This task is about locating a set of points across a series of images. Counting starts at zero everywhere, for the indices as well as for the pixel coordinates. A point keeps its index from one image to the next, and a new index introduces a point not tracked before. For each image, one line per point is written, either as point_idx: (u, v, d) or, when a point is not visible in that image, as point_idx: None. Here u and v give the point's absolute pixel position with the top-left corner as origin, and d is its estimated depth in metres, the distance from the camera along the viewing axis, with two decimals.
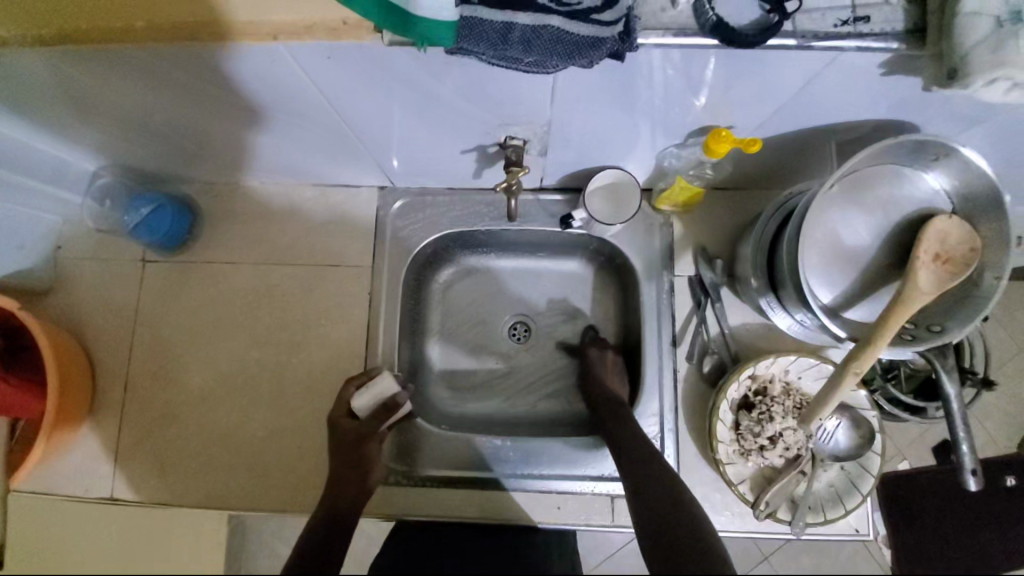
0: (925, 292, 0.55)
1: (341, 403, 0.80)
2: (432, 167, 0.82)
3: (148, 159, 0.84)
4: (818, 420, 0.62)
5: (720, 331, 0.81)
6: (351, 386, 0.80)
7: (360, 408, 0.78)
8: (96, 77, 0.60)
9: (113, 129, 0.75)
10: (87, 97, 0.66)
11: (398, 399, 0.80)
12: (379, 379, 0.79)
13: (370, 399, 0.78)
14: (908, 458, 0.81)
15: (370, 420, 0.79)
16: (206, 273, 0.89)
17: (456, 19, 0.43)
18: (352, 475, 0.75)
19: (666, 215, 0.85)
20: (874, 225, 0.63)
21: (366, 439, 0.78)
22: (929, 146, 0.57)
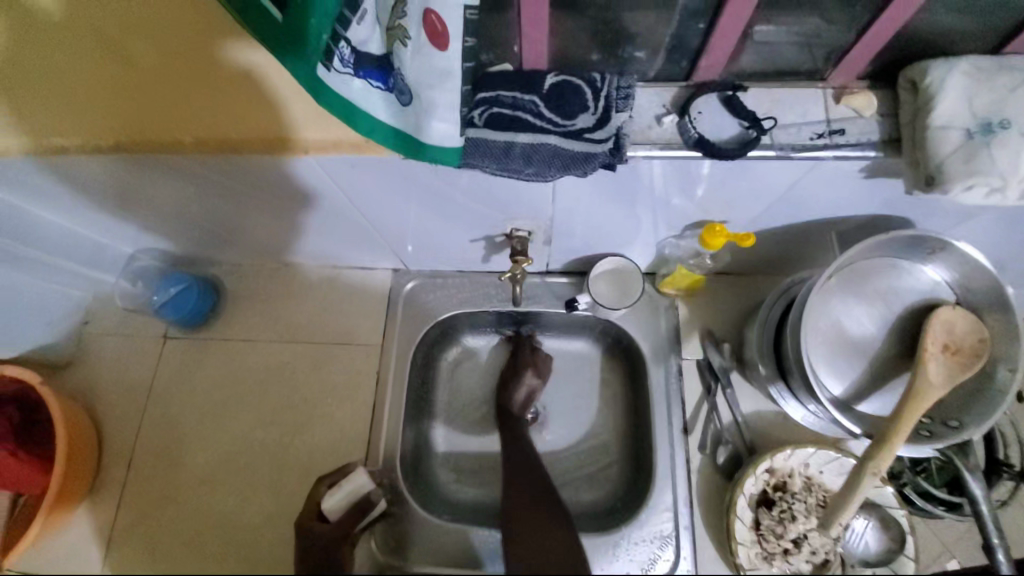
0: (938, 386, 0.54)
1: (312, 505, 0.77)
2: (442, 253, 0.87)
3: (179, 244, 0.91)
4: (839, 523, 0.58)
5: (732, 419, 0.79)
6: (323, 484, 0.78)
7: (332, 509, 0.76)
8: (143, 177, 0.67)
9: (152, 219, 0.82)
10: (134, 193, 0.73)
11: (372, 497, 0.77)
12: (354, 474, 0.78)
13: (344, 496, 0.76)
14: (957, 555, 0.71)
15: (343, 521, 0.75)
16: (222, 351, 0.92)
17: (462, 145, 0.49)
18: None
19: (671, 299, 0.86)
20: (878, 316, 0.62)
21: (340, 542, 0.74)
22: (924, 241, 0.58)
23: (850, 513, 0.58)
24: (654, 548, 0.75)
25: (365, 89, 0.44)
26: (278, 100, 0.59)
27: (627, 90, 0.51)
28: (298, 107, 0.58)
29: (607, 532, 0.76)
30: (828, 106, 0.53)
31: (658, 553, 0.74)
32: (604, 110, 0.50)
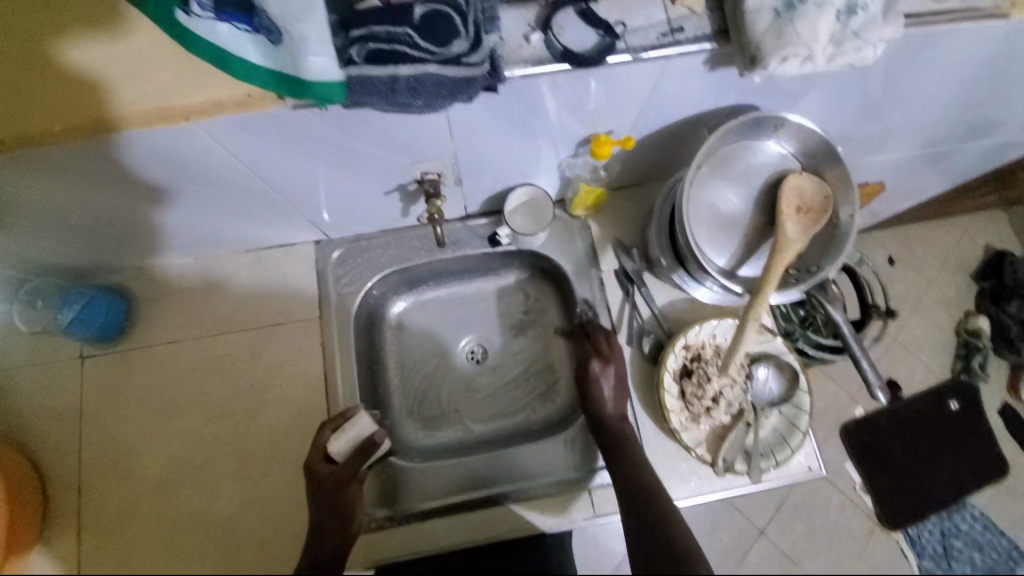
0: (793, 240, 0.66)
1: (317, 449, 0.80)
2: (358, 212, 0.88)
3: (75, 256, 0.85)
4: (736, 355, 0.73)
5: (651, 313, 0.89)
6: (327, 430, 0.81)
7: (338, 452, 0.79)
8: (13, 179, 0.62)
9: (36, 231, 0.76)
10: (8, 203, 0.67)
11: (375, 440, 0.81)
12: (357, 420, 0.80)
13: (349, 439, 0.79)
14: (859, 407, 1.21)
15: (350, 462, 0.80)
16: (149, 358, 0.89)
17: (341, 79, 0.51)
18: (332, 520, 0.78)
19: (583, 220, 0.95)
20: (744, 193, 0.73)
21: (347, 481, 0.79)
22: (765, 120, 0.68)
23: (743, 349, 0.73)
24: None
25: (232, 32, 0.50)
26: (144, 73, 0.57)
27: (491, 12, 0.54)
28: (168, 75, 0.57)
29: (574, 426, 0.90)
30: (667, 8, 0.59)
31: None
32: (476, 34, 0.52)
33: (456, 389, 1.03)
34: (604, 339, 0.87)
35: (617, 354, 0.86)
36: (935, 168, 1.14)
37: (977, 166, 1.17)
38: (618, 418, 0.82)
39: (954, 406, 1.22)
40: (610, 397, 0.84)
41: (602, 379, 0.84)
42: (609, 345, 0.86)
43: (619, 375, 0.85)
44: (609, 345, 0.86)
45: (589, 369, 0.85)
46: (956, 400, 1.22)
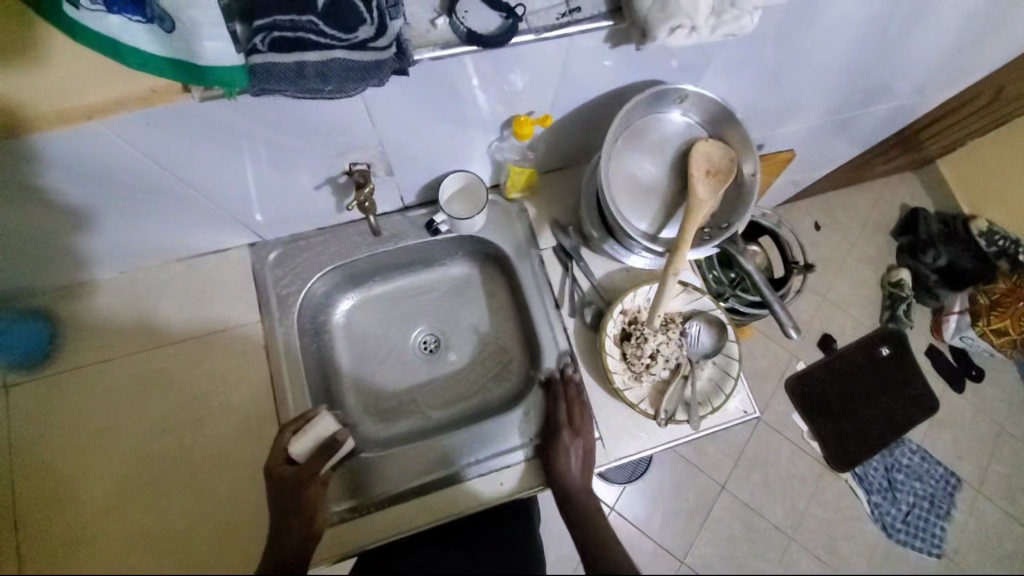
0: (703, 200, 0.72)
1: (277, 452, 0.80)
2: (289, 208, 0.88)
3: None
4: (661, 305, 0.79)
5: (590, 285, 0.94)
6: (287, 432, 0.81)
7: (300, 453, 0.79)
8: None
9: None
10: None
11: (338, 437, 0.82)
12: (319, 420, 0.80)
13: (311, 439, 0.79)
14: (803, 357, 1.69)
15: (313, 462, 0.80)
16: (79, 378, 0.85)
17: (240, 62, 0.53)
18: (294, 521, 0.76)
19: (519, 203, 0.98)
20: (658, 162, 0.78)
21: (307, 482, 0.78)
22: (668, 92, 0.73)
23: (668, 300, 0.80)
24: None
25: (124, 23, 0.52)
26: (38, 75, 0.56)
27: None
28: (66, 75, 0.56)
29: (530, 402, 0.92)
30: None
31: None
32: (380, 19, 0.53)
33: (413, 380, 1.04)
34: (576, 401, 0.86)
35: (587, 427, 0.85)
36: (841, 134, 1.24)
37: (880, 130, 1.28)
38: (583, 489, 0.81)
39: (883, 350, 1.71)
40: (578, 471, 0.82)
41: (569, 452, 0.82)
42: (582, 417, 0.85)
43: (587, 446, 0.83)
44: (579, 411, 0.85)
45: (558, 440, 0.83)
46: (884, 345, 1.70)
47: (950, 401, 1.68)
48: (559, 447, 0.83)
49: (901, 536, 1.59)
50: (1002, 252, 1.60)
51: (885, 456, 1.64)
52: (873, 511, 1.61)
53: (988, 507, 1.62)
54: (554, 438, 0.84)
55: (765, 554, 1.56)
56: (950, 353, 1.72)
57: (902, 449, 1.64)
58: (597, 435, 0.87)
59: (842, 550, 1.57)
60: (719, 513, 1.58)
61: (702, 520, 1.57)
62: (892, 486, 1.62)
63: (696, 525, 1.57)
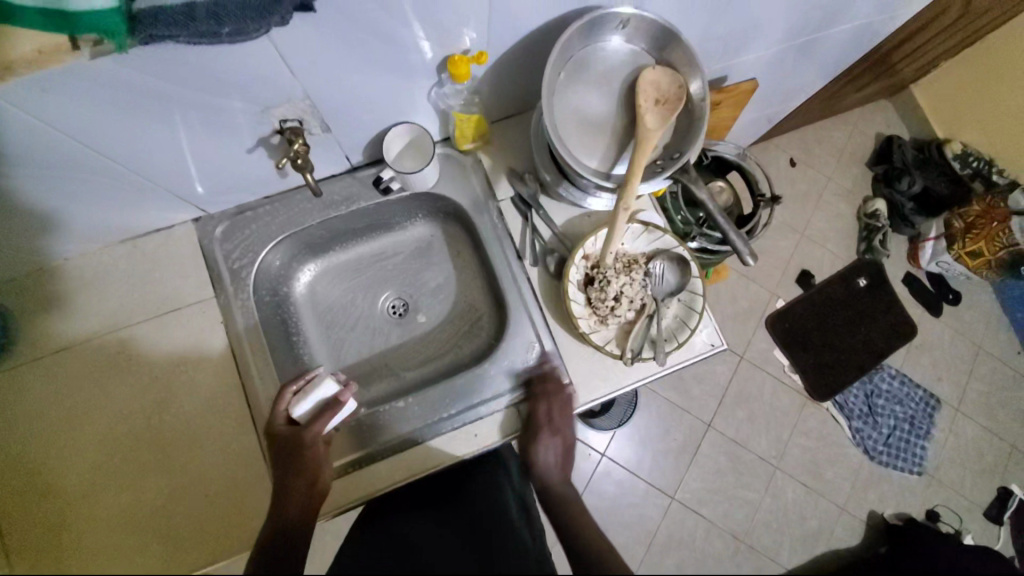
0: (654, 130, 0.69)
1: (279, 412, 0.82)
2: (227, 178, 0.84)
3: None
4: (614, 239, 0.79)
5: (550, 232, 0.92)
6: (288, 393, 0.83)
7: (300, 413, 0.82)
8: None
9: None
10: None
11: (339, 398, 0.84)
12: (320, 381, 0.83)
13: (310, 400, 0.82)
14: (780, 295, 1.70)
15: (311, 420, 0.82)
16: (33, 371, 0.83)
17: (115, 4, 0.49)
18: (296, 480, 0.77)
19: (473, 154, 0.95)
20: (605, 94, 0.74)
21: (305, 442, 0.80)
22: (608, 16, 0.69)
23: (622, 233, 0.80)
24: (525, 354, 0.90)
25: None
26: None
27: None
28: None
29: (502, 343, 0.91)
30: None
31: (527, 357, 0.90)
32: None
33: (383, 346, 1.04)
34: (552, 399, 0.85)
35: (566, 424, 0.86)
36: (807, 60, 1.19)
37: (845, 54, 1.24)
38: (562, 482, 0.87)
39: (859, 281, 1.73)
40: (554, 464, 0.87)
41: (545, 449, 0.86)
42: (561, 413, 0.85)
43: (565, 444, 0.86)
44: (559, 411, 0.85)
45: (538, 436, 0.85)
46: (858, 276, 1.72)
47: (925, 325, 1.72)
48: (538, 441, 0.85)
49: (883, 457, 1.65)
50: (976, 173, 1.59)
51: (864, 383, 1.69)
52: (854, 435, 1.66)
53: (963, 422, 1.68)
54: (534, 433, 0.85)
55: (752, 485, 1.61)
56: (926, 278, 1.74)
57: (882, 374, 1.69)
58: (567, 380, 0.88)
59: (826, 474, 1.63)
60: (706, 450, 1.62)
61: (690, 458, 1.61)
62: (873, 411, 1.67)
63: (684, 464, 1.61)
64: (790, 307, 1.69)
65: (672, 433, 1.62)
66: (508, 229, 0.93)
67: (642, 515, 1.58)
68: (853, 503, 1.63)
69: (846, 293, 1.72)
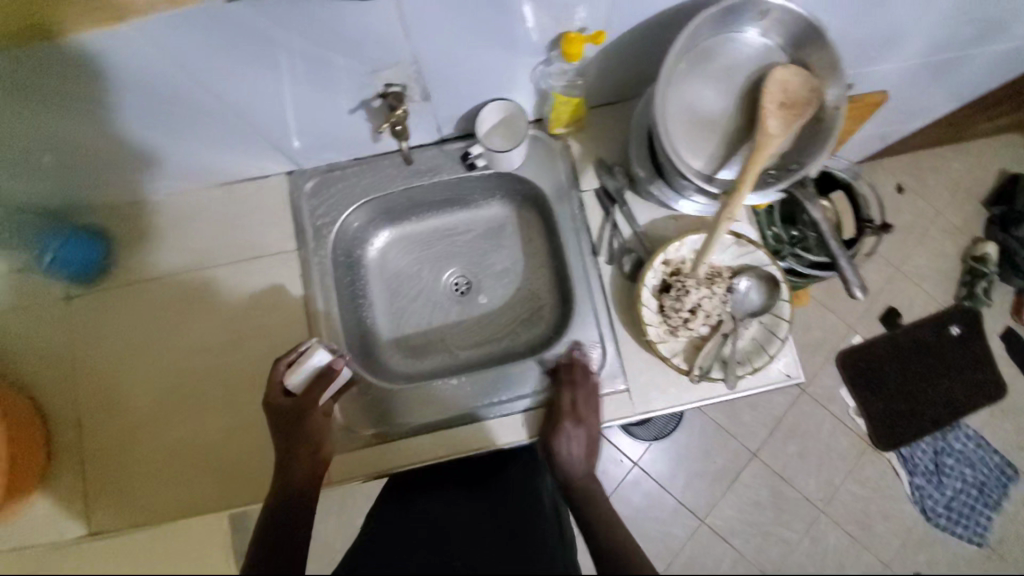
0: (776, 136, 0.63)
1: (275, 383, 0.81)
2: (321, 136, 0.86)
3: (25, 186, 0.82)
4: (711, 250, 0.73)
5: (632, 231, 0.88)
6: (281, 364, 0.82)
7: (296, 384, 0.81)
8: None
9: (8, 166, 0.76)
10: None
11: (334, 367, 0.82)
12: (310, 352, 0.81)
13: (304, 372, 0.81)
14: (857, 330, 1.56)
15: (307, 393, 0.81)
16: (130, 294, 0.90)
17: None
18: (302, 449, 0.80)
19: (563, 139, 0.92)
20: (726, 91, 0.69)
21: (306, 412, 0.81)
22: (746, 6, 0.64)
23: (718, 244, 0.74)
24: (585, 353, 0.87)
25: None
26: None
27: None
28: None
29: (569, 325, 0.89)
30: None
31: (588, 357, 0.87)
32: None
33: (441, 320, 1.04)
34: (574, 386, 0.83)
35: (591, 415, 0.82)
36: (951, 78, 1.06)
37: (996, 75, 1.09)
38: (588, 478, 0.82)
39: (954, 328, 1.55)
40: (579, 458, 0.81)
41: (571, 440, 0.81)
42: (585, 405, 0.82)
43: (591, 439, 0.82)
44: (585, 399, 0.82)
45: (561, 428, 0.81)
46: (953, 323, 1.55)
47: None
48: (561, 432, 0.81)
49: (941, 520, 1.50)
50: None
51: (935, 438, 1.53)
52: (913, 492, 1.51)
53: None
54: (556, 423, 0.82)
55: (791, 524, 1.52)
56: None
57: (957, 432, 1.53)
58: (624, 387, 0.85)
59: (875, 527, 1.51)
60: (747, 478, 1.53)
61: (727, 483, 1.54)
62: (940, 469, 1.52)
63: (721, 488, 1.53)
64: (869, 343, 1.55)
65: (712, 454, 1.55)
66: (588, 221, 0.90)
67: (666, 530, 1.53)
68: (899, 563, 1.50)
69: (935, 338, 1.55)
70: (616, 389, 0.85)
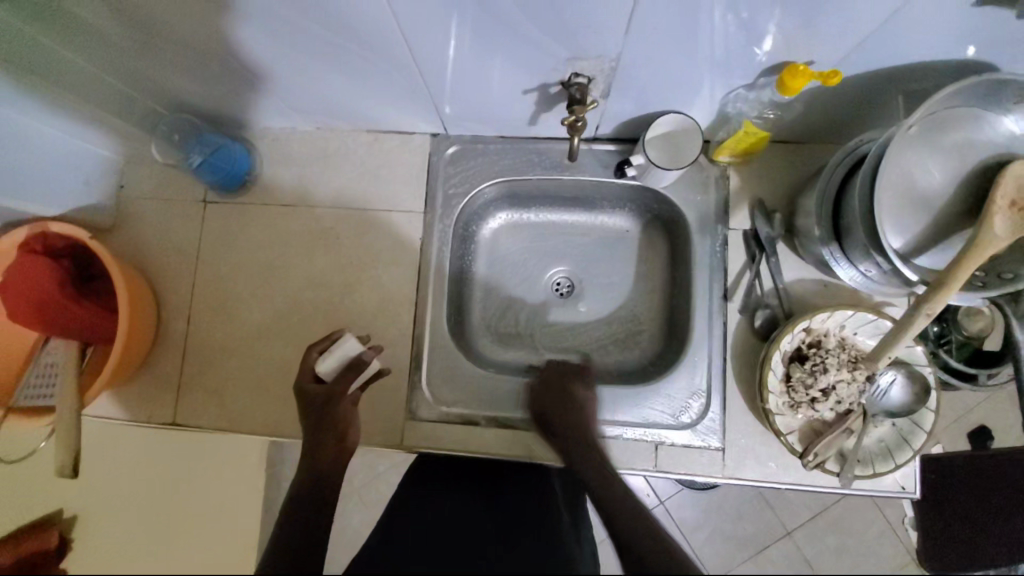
0: (1000, 239, 0.54)
1: (307, 369, 0.80)
2: (486, 111, 0.85)
3: (199, 91, 0.83)
4: (887, 358, 0.66)
5: (772, 286, 0.82)
6: (313, 351, 0.80)
7: (327, 371, 0.79)
8: (195, 14, 0.64)
9: (194, 72, 0.77)
10: (174, 23, 0.66)
11: (365, 358, 0.82)
12: (343, 339, 0.80)
13: (336, 359, 0.80)
14: None
15: (338, 380, 0.80)
16: (263, 214, 0.93)
17: None
18: (327, 434, 0.76)
19: (722, 168, 0.86)
20: (950, 169, 0.63)
21: (337, 400, 0.79)
22: (1013, 86, 0.57)
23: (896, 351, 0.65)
24: (686, 398, 0.83)
25: None
26: None
27: None
28: None
29: (680, 357, 0.84)
30: None
31: (688, 403, 0.82)
32: None
33: (535, 317, 0.96)
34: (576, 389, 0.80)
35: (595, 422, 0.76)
36: None
37: None
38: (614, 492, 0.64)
39: None
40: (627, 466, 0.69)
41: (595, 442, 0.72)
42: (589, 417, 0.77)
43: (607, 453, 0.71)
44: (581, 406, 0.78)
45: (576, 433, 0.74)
46: None
47: None
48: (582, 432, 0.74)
49: None
50: None
51: None
52: None
53: None
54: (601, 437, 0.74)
55: None
56: None
57: None
58: (719, 445, 0.81)
59: None
60: (774, 557, 1.22)
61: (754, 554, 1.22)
62: None
63: (745, 555, 1.22)
64: None
65: None
66: (727, 261, 0.84)
67: None
68: None
69: None
70: (710, 445, 0.81)
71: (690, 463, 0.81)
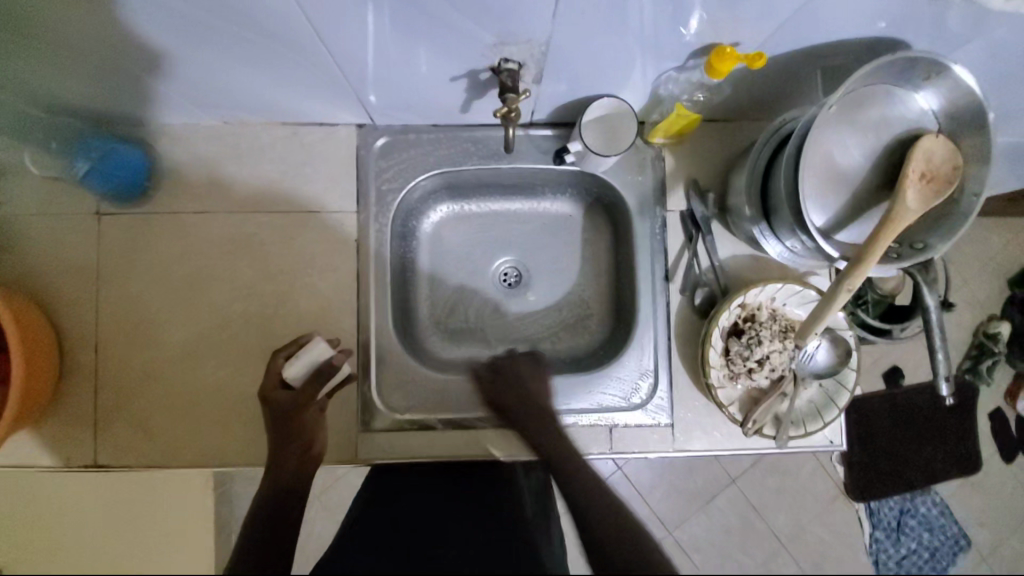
0: (912, 210, 0.58)
1: (273, 374, 0.78)
2: (415, 99, 0.79)
3: (78, 90, 0.72)
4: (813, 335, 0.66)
5: (710, 264, 0.85)
6: (280, 356, 0.78)
7: (294, 377, 0.77)
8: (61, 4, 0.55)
9: (69, 69, 0.67)
10: (33, 14, 0.56)
11: (335, 363, 0.78)
12: (313, 344, 0.77)
13: (305, 364, 0.77)
14: None
15: (306, 387, 0.78)
16: (173, 224, 0.83)
17: None
18: (291, 446, 0.76)
19: (657, 149, 0.86)
20: (866, 145, 0.66)
21: (302, 407, 0.78)
22: (921, 65, 0.60)
23: (822, 326, 0.66)
24: (635, 378, 0.84)
25: None
26: None
27: None
28: None
29: (629, 341, 0.85)
30: None
31: (638, 383, 0.84)
32: None
33: (483, 309, 0.93)
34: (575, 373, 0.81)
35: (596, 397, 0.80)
36: None
37: None
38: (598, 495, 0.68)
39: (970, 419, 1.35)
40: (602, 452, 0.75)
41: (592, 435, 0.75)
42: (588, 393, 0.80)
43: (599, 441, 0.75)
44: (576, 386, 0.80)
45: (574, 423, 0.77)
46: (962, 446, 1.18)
47: None
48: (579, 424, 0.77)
49: None
50: None
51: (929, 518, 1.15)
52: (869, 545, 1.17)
53: None
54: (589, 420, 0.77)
55: None
56: None
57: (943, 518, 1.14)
58: (669, 421, 0.84)
59: None
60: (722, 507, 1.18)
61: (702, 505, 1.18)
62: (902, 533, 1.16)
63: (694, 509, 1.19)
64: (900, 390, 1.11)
65: None
66: (667, 243, 0.85)
67: None
68: None
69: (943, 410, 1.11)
70: (660, 421, 0.84)
71: (642, 441, 0.83)
